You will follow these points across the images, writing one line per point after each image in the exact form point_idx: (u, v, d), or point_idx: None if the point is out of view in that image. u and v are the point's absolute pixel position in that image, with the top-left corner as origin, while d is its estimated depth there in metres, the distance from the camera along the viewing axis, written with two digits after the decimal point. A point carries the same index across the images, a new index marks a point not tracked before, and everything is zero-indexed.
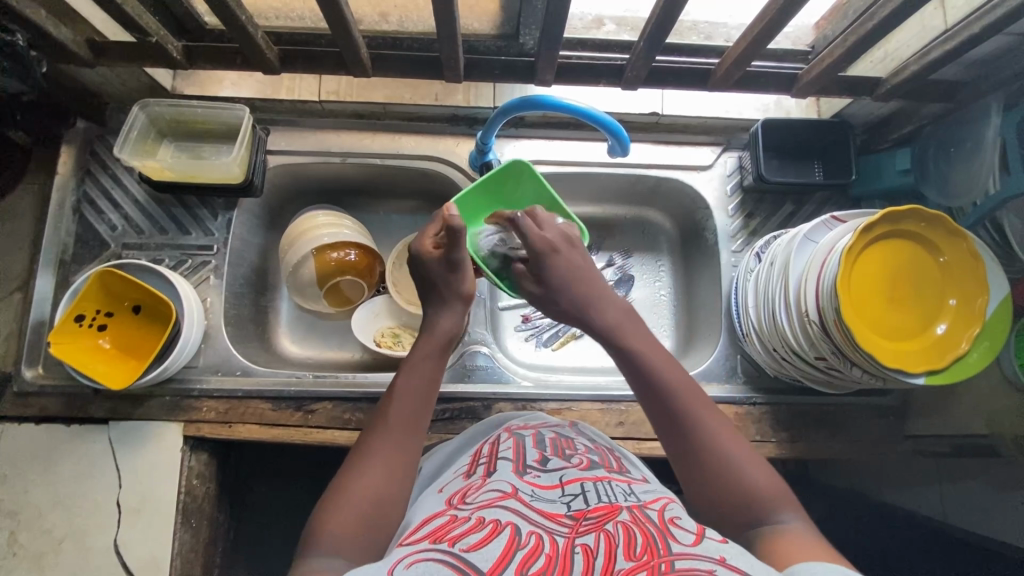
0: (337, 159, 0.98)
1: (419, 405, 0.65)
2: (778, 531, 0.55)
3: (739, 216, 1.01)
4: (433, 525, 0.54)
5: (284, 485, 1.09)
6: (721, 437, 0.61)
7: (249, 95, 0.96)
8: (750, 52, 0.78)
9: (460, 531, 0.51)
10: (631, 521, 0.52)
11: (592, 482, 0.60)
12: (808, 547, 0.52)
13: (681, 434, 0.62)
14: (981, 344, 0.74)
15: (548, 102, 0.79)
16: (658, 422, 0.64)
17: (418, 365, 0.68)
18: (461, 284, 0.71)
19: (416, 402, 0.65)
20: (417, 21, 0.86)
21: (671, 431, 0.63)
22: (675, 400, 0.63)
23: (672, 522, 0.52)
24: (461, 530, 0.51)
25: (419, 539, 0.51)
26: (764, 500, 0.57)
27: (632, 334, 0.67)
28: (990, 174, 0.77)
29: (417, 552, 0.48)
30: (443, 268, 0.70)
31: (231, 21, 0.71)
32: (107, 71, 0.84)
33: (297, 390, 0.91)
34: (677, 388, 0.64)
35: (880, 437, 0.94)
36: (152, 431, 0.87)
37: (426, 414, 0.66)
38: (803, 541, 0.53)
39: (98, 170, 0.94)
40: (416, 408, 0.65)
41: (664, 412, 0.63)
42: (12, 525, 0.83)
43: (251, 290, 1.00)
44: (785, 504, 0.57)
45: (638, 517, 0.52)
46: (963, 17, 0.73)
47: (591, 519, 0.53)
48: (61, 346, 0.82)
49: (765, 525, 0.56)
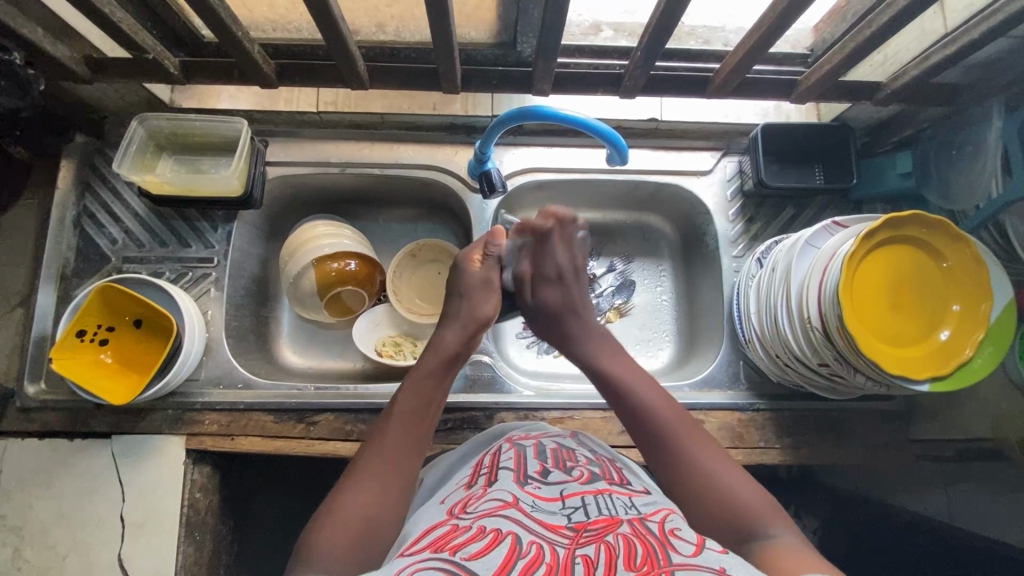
0: (335, 169, 0.98)
1: (416, 425, 0.67)
2: (767, 542, 0.55)
3: (739, 221, 1.00)
4: (434, 534, 0.54)
5: (287, 495, 1.09)
6: (704, 453, 0.63)
7: (247, 106, 0.96)
8: (748, 60, 0.78)
9: (461, 540, 0.51)
10: (630, 533, 0.51)
11: (593, 495, 0.59)
12: (806, 562, 0.51)
13: (662, 449, 0.65)
14: (984, 350, 0.73)
15: (546, 113, 0.79)
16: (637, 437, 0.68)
17: (422, 381, 0.70)
18: (482, 305, 0.77)
19: (413, 422, 0.67)
20: (414, 31, 0.85)
21: (650, 447, 0.66)
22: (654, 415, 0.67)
23: (672, 533, 0.52)
24: (463, 539, 0.51)
25: (422, 548, 0.51)
26: (752, 513, 0.58)
27: (615, 359, 0.73)
28: (992, 178, 0.78)
29: (418, 561, 0.48)
30: (478, 279, 0.79)
31: (228, 37, 0.71)
32: (105, 86, 0.84)
33: (299, 402, 0.90)
34: (654, 408, 0.67)
35: (885, 442, 0.94)
36: (154, 445, 0.87)
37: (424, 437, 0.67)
38: (798, 557, 0.52)
39: (98, 184, 0.94)
40: (412, 429, 0.66)
41: (642, 432, 0.67)
42: (17, 541, 0.84)
43: (252, 302, 1.00)
44: (768, 514, 0.58)
45: (638, 529, 0.52)
46: (963, 21, 0.72)
47: (591, 530, 0.53)
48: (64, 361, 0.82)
49: (757, 537, 0.56)
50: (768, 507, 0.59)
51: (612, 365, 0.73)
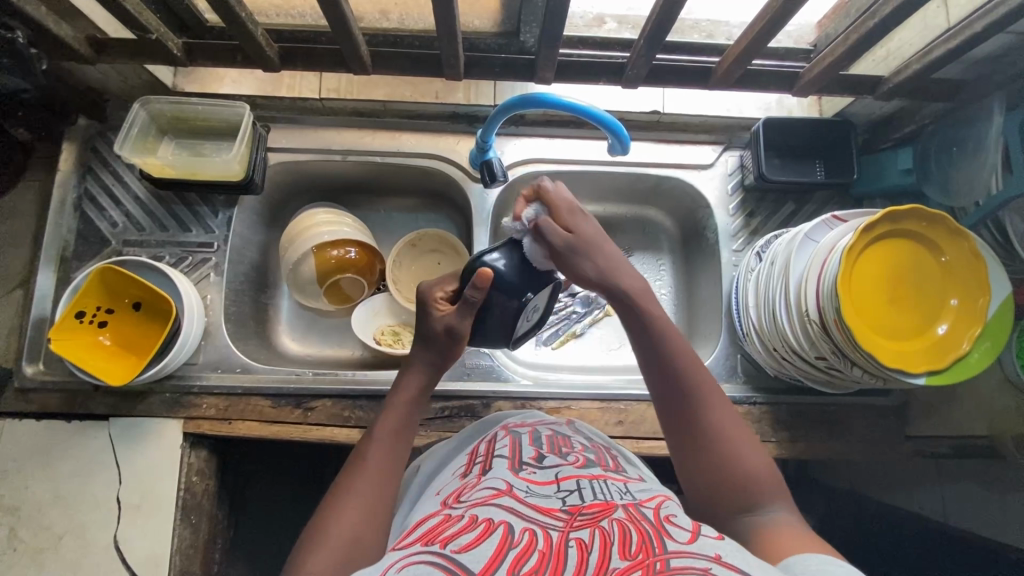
0: (337, 156, 0.98)
1: (392, 440, 0.66)
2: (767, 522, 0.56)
3: (740, 215, 1.01)
4: (427, 527, 0.54)
5: (284, 482, 1.09)
6: (727, 427, 0.62)
7: (250, 92, 0.97)
8: (751, 51, 0.78)
9: (452, 532, 0.51)
10: (626, 520, 0.51)
11: (588, 479, 0.59)
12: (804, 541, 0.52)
13: (688, 414, 0.63)
14: (982, 345, 0.73)
15: (549, 100, 0.78)
16: (661, 402, 0.66)
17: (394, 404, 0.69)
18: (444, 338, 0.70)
19: (388, 438, 0.66)
20: (417, 19, 0.85)
21: (678, 414, 0.64)
22: (688, 375, 0.65)
23: (667, 519, 0.52)
24: (454, 531, 0.51)
25: (412, 542, 0.51)
26: (762, 486, 0.59)
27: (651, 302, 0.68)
28: (992, 173, 0.77)
29: (408, 557, 0.48)
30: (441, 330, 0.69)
31: (232, 19, 0.71)
32: (109, 69, 0.85)
33: (297, 387, 0.90)
34: (689, 372, 0.65)
35: (882, 439, 0.94)
36: (151, 428, 0.87)
37: (400, 448, 0.66)
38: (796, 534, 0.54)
39: (99, 167, 0.95)
40: (391, 445, 0.65)
41: (672, 389, 0.65)
42: (12, 520, 0.84)
43: (252, 287, 1.00)
44: (770, 490, 0.59)
45: (632, 516, 0.52)
46: (965, 15, 0.72)
47: (585, 514, 0.53)
48: (63, 341, 0.82)
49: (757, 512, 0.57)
50: (775, 485, 0.60)
51: (656, 313, 0.67)
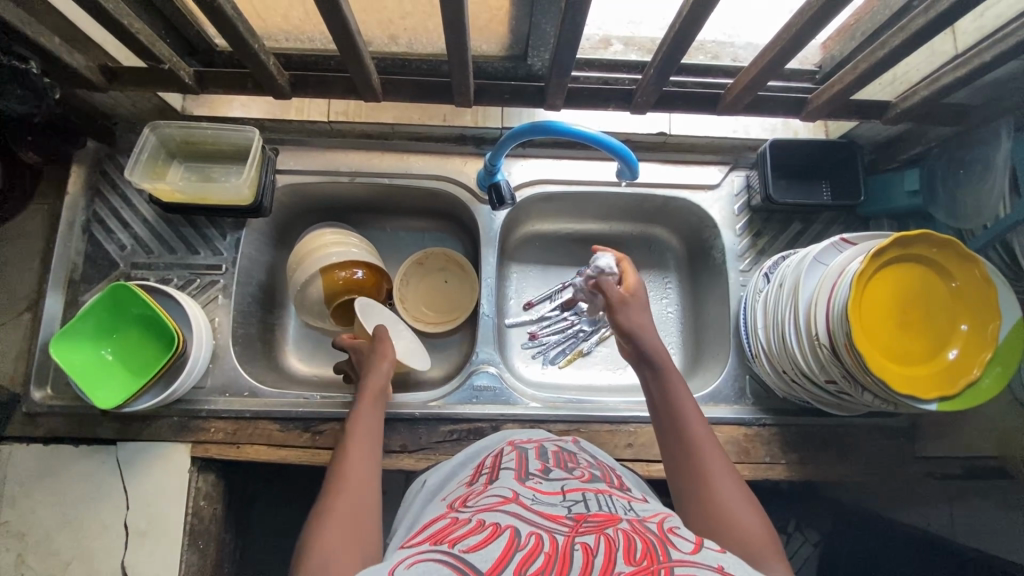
0: (345, 178, 0.98)
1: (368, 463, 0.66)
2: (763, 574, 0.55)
3: (746, 235, 1.01)
4: (435, 527, 0.54)
5: (290, 502, 1.09)
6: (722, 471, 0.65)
7: (259, 115, 0.97)
8: (760, 79, 0.78)
9: (459, 534, 0.51)
10: (630, 529, 0.51)
11: (593, 493, 0.59)
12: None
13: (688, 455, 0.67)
14: (992, 370, 0.73)
15: (558, 129, 0.79)
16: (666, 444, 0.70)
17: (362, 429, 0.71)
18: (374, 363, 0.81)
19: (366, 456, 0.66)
20: (426, 44, 0.85)
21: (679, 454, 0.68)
22: (689, 419, 0.69)
23: (671, 531, 0.52)
24: (462, 533, 0.51)
25: (420, 542, 0.51)
26: (752, 532, 0.59)
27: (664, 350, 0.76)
28: (1000, 199, 0.77)
29: (418, 554, 0.48)
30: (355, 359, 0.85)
31: (244, 49, 0.71)
32: (119, 95, 0.85)
33: (305, 410, 0.90)
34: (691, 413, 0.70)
35: (892, 460, 0.94)
36: (159, 451, 0.87)
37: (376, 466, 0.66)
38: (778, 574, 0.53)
39: (107, 190, 0.95)
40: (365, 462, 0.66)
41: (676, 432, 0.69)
42: (20, 547, 0.83)
43: (259, 308, 1.00)
44: (762, 537, 0.59)
45: (637, 528, 0.52)
46: (973, 44, 0.73)
47: (590, 523, 0.52)
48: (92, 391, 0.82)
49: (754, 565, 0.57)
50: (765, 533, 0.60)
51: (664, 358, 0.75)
